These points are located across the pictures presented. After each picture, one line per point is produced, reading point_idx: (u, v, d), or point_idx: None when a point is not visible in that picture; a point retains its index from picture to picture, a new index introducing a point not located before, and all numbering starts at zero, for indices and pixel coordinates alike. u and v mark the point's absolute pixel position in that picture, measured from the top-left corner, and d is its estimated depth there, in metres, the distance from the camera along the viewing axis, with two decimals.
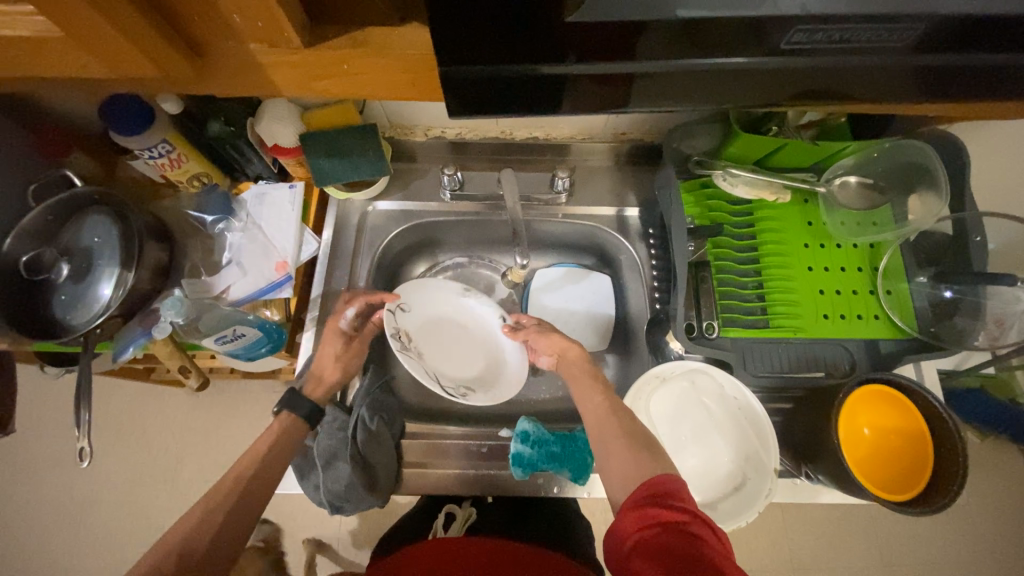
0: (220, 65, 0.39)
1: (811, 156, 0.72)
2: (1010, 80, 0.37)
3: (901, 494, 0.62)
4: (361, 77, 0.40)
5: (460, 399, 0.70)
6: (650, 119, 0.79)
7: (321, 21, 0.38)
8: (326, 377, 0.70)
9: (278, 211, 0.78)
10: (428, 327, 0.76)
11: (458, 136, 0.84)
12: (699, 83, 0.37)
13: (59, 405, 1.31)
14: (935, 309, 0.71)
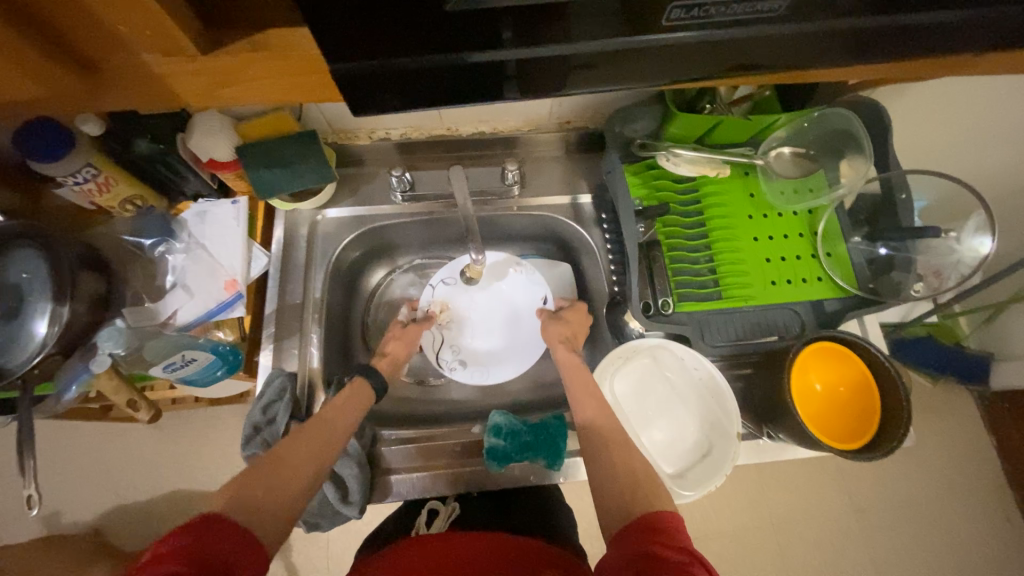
0: (118, 78, 0.37)
1: (746, 130, 0.74)
2: (926, 37, 0.37)
3: (854, 441, 0.66)
4: (268, 81, 0.39)
5: (446, 370, 0.78)
6: (592, 106, 0.80)
7: (218, 24, 0.37)
8: (391, 352, 0.75)
9: (222, 228, 0.75)
10: (470, 298, 0.82)
11: (404, 136, 0.83)
12: (634, 60, 0.37)
13: (8, 456, 1.22)
14: (872, 266, 0.76)
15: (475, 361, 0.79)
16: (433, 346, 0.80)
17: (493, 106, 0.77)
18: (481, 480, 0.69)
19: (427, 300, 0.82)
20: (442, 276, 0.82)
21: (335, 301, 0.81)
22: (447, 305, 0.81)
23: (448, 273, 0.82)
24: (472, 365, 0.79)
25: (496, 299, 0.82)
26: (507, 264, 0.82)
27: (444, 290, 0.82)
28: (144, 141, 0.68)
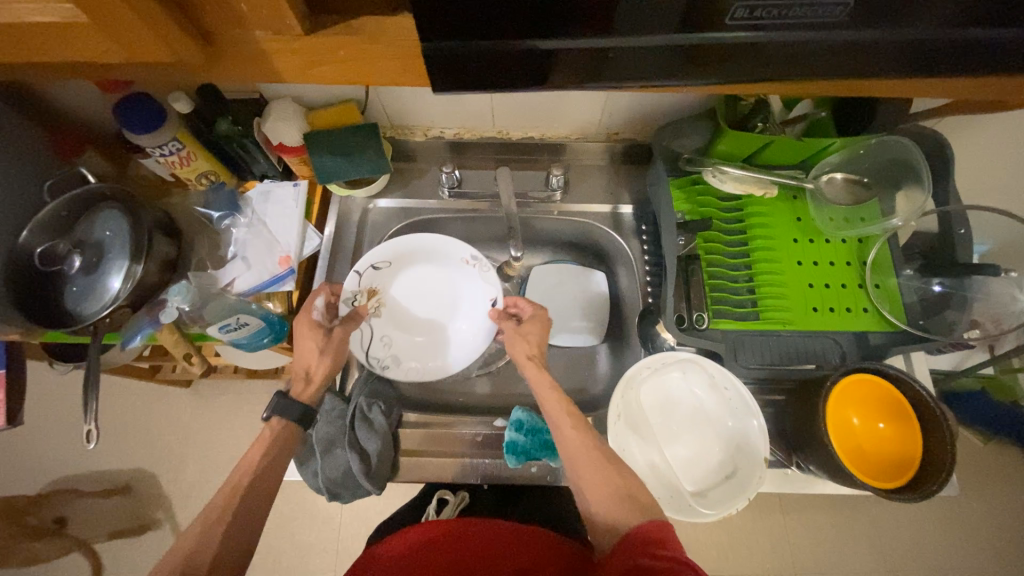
0: (230, 53, 0.41)
1: (798, 152, 0.73)
2: (1002, 53, 0.37)
3: (891, 481, 0.63)
4: (356, 63, 0.42)
5: (377, 368, 0.73)
6: (642, 118, 0.81)
7: (321, 12, 0.41)
8: (316, 376, 0.65)
9: (282, 208, 0.81)
10: (400, 291, 0.78)
11: (457, 136, 0.86)
12: (691, 58, 0.38)
13: (66, 403, 1.33)
14: (926, 303, 0.73)
15: (408, 359, 0.75)
16: (361, 342, 0.74)
17: (545, 112, 0.80)
18: (498, 474, 0.70)
19: (352, 289, 0.75)
20: (371, 262, 0.76)
21: None
22: (376, 292, 0.76)
23: (375, 257, 0.76)
24: (407, 363, 0.75)
25: (434, 293, 0.79)
26: (452, 259, 0.79)
27: (371, 276, 0.77)
28: (226, 121, 0.74)
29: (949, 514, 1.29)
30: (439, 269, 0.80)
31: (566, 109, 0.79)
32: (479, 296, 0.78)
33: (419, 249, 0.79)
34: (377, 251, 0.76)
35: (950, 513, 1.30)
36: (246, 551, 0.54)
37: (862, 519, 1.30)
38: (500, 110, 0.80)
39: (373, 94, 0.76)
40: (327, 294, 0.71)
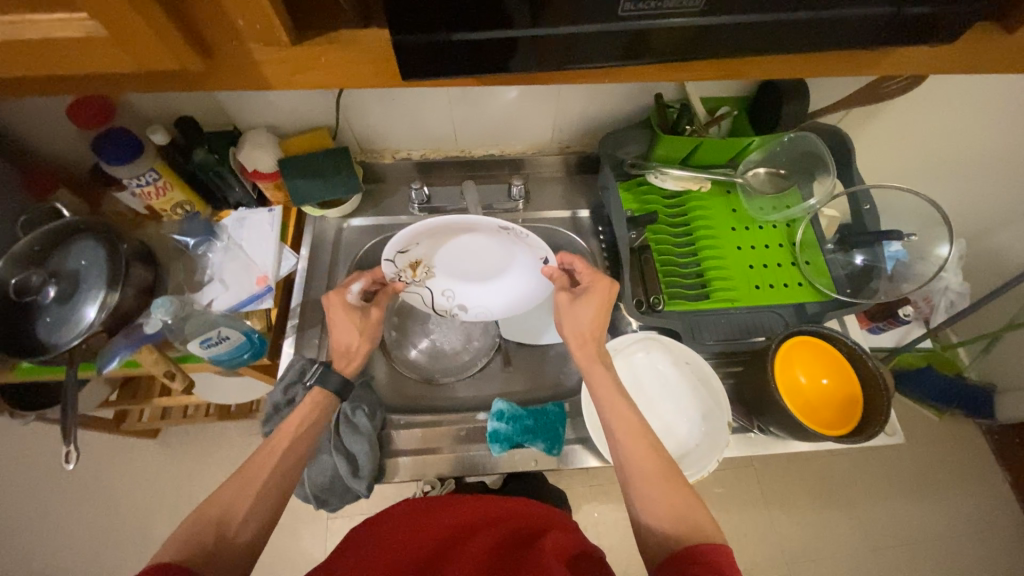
0: (230, 63, 0.43)
1: (725, 152, 0.84)
2: (900, 29, 0.43)
3: (840, 427, 0.70)
4: (336, 71, 0.45)
5: (449, 315, 0.83)
6: (588, 131, 0.91)
7: (303, 25, 0.44)
8: (355, 352, 0.71)
9: (258, 232, 0.84)
10: (444, 251, 0.80)
11: (423, 157, 0.93)
12: (633, 42, 0.43)
13: (35, 459, 1.30)
14: (851, 275, 0.83)
15: (474, 302, 0.82)
16: (423, 299, 0.82)
17: (501, 131, 0.88)
18: (483, 464, 0.73)
19: (394, 267, 0.77)
20: (397, 246, 0.76)
21: None
22: (417, 262, 0.79)
23: (397, 243, 0.76)
24: (473, 308, 0.82)
25: (480, 247, 0.81)
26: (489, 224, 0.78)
27: (406, 253, 0.78)
28: (201, 149, 0.78)
29: (915, 484, 1.37)
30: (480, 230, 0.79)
31: (522, 126, 0.88)
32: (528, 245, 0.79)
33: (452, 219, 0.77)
34: (400, 238, 0.75)
35: (918, 484, 1.37)
36: (263, 532, 0.55)
37: (839, 500, 1.35)
38: (461, 130, 0.87)
39: (342, 120, 0.83)
40: (366, 280, 0.76)
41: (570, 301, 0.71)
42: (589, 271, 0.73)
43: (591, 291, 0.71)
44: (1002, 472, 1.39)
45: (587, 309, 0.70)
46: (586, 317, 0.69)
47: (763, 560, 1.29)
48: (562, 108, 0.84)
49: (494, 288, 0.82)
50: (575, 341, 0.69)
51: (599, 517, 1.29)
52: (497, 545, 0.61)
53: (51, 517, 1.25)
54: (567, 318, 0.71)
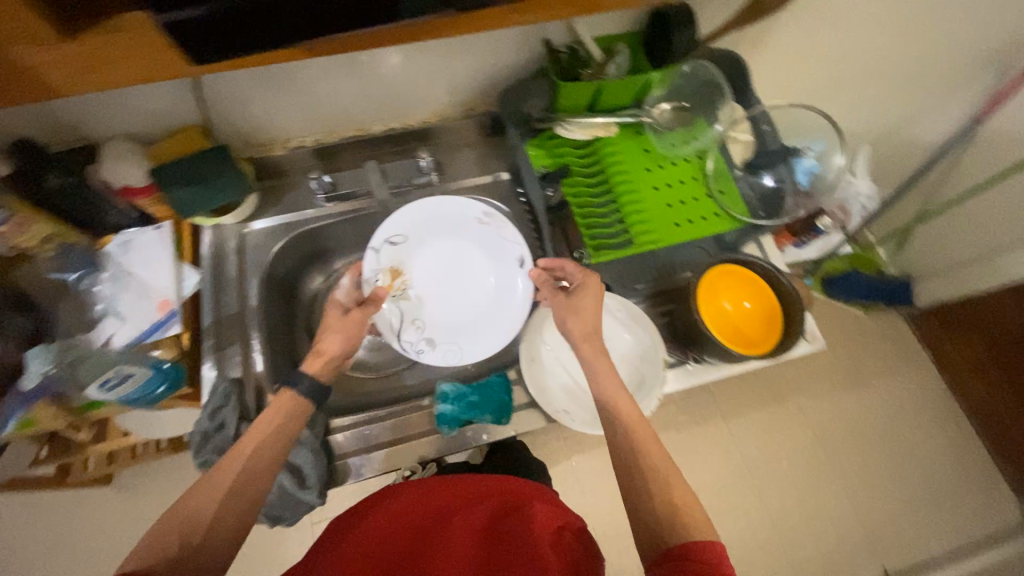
0: (9, 68, 0.39)
1: (628, 91, 0.81)
2: None
3: (771, 341, 0.72)
4: (136, 56, 0.40)
5: (415, 353, 0.77)
6: (490, 88, 0.86)
7: (78, 7, 0.37)
8: (326, 350, 0.68)
9: (149, 254, 0.77)
10: (417, 269, 0.82)
11: (319, 142, 0.86)
12: None
13: None
14: (761, 195, 0.86)
15: (444, 339, 0.79)
16: (392, 324, 0.79)
17: (396, 101, 0.83)
18: (435, 449, 0.73)
19: (374, 269, 0.80)
20: (387, 237, 0.81)
21: (272, 308, 0.83)
22: (397, 271, 0.81)
23: (389, 233, 0.81)
24: (443, 344, 0.78)
25: (453, 273, 0.82)
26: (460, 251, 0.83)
27: (392, 248, 0.81)
28: (56, 175, 0.69)
29: (851, 377, 1.50)
30: (454, 257, 0.83)
31: (417, 94, 0.82)
32: (502, 273, 0.81)
33: (432, 224, 0.83)
34: (385, 227, 0.80)
35: (854, 375, 1.50)
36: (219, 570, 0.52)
37: (789, 404, 1.46)
38: (352, 106, 0.81)
39: (216, 113, 0.76)
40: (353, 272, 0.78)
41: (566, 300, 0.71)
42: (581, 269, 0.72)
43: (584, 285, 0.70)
44: (924, 351, 1.53)
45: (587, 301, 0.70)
46: (587, 309, 0.69)
47: (730, 473, 1.40)
48: (453, 66, 0.78)
49: (466, 324, 0.80)
50: (580, 336, 0.69)
51: (576, 466, 1.34)
52: (487, 519, 0.63)
53: None
54: (568, 314, 0.70)
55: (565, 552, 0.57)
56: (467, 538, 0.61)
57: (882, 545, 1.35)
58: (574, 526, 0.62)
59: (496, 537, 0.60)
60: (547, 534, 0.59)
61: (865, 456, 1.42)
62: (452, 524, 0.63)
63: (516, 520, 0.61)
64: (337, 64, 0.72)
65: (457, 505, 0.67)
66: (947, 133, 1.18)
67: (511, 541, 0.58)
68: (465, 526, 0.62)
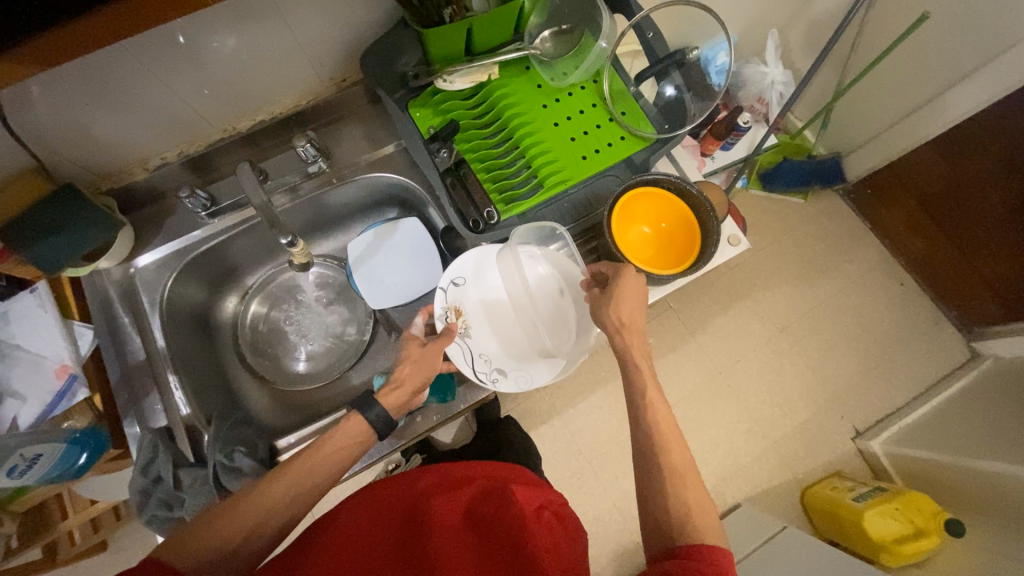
0: None
1: (501, 25, 0.74)
2: None
3: (696, 244, 0.72)
4: None
5: (490, 383, 0.74)
6: (354, 54, 0.77)
7: None
8: (403, 380, 0.69)
9: (30, 320, 0.69)
10: (484, 303, 0.78)
11: (183, 154, 0.78)
12: None
13: None
14: (664, 107, 0.82)
15: (515, 366, 0.75)
16: (463, 359, 0.74)
17: (253, 92, 0.74)
18: (389, 440, 0.76)
19: (442, 308, 0.76)
20: (450, 278, 0.77)
21: (186, 343, 0.78)
22: (462, 310, 0.76)
23: (453, 273, 0.77)
24: (515, 371, 0.75)
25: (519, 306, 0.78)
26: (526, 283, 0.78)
27: (460, 288, 0.77)
28: None
29: (797, 264, 1.55)
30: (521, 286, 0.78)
31: (274, 79, 0.74)
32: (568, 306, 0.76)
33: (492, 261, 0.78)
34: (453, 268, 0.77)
35: (802, 261, 1.55)
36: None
37: (746, 304, 1.51)
38: (205, 108, 0.72)
39: (46, 152, 0.66)
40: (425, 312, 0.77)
41: (603, 295, 0.68)
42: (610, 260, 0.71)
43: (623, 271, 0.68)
44: (864, 223, 1.58)
45: (630, 291, 0.67)
46: (632, 300, 0.67)
47: (703, 380, 1.45)
48: (302, 38, 0.70)
49: (535, 351, 0.76)
50: (613, 328, 0.67)
51: (558, 412, 1.38)
52: (473, 500, 0.62)
53: None
54: (606, 310, 0.67)
55: (551, 528, 0.60)
56: (452, 518, 0.60)
57: (848, 410, 1.45)
58: (554, 503, 0.64)
59: (481, 518, 0.60)
60: (534, 513, 0.60)
61: (822, 334, 1.50)
62: (433, 502, 0.61)
63: (501, 500, 0.61)
64: (160, 63, 0.62)
65: (440, 487, 0.65)
66: None
67: (499, 517, 0.59)
68: (449, 505, 0.61)
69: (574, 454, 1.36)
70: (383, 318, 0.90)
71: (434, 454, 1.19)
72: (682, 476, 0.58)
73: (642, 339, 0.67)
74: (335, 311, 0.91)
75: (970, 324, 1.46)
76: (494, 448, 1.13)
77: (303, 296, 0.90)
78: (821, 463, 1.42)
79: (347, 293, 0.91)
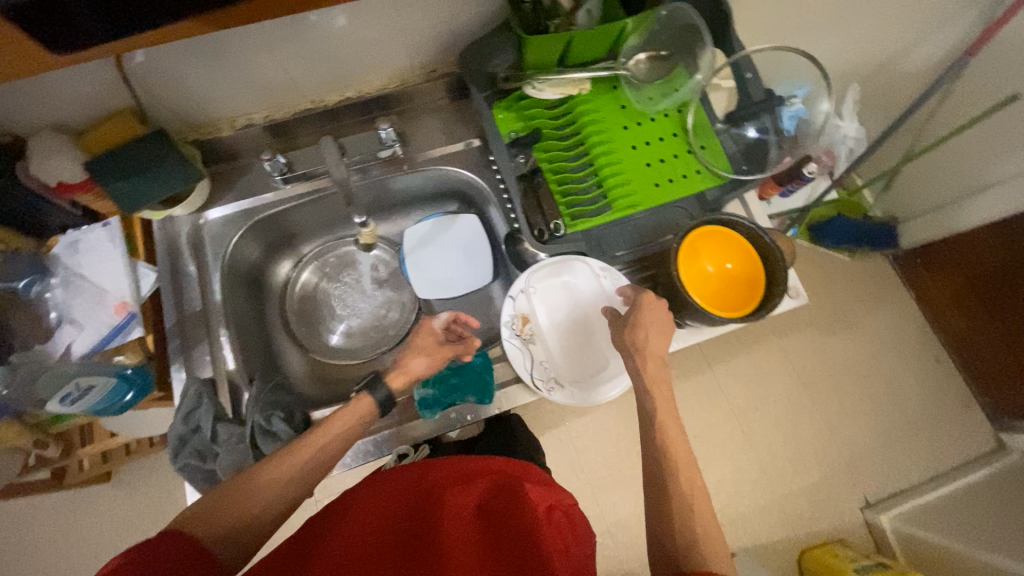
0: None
1: (599, 42, 0.75)
2: None
3: (759, 292, 0.71)
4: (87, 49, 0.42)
5: (546, 393, 0.72)
6: (449, 48, 0.78)
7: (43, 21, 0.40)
8: (412, 371, 0.73)
9: (99, 253, 0.72)
10: (553, 312, 0.75)
11: (269, 119, 0.79)
12: None
13: None
14: (745, 148, 0.82)
15: (575, 379, 0.73)
16: (523, 364, 0.73)
17: (347, 70, 0.76)
18: (421, 432, 0.75)
19: (509, 313, 0.74)
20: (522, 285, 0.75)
21: (239, 301, 0.79)
22: (530, 317, 0.74)
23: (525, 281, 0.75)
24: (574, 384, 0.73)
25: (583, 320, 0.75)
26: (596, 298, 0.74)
27: (529, 296, 0.75)
28: None
29: (832, 322, 1.51)
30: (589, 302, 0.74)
31: (370, 58, 0.75)
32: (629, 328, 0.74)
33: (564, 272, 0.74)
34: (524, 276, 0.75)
35: (838, 319, 1.52)
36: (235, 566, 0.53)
37: (774, 354, 1.49)
38: (301, 78, 0.74)
39: (148, 96, 0.68)
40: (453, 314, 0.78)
41: (624, 318, 0.68)
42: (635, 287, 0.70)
43: (648, 300, 0.67)
44: (909, 292, 1.54)
45: (653, 318, 0.67)
46: (653, 328, 0.66)
47: (718, 420, 1.44)
48: (406, 26, 0.71)
49: (595, 366, 0.74)
50: (632, 349, 0.66)
51: (569, 427, 1.37)
52: (483, 494, 0.61)
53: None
54: (626, 331, 0.67)
55: (560, 529, 0.59)
56: (464, 509, 0.59)
57: (861, 478, 1.41)
58: (564, 504, 0.64)
59: (493, 513, 0.59)
60: (544, 513, 0.60)
61: (847, 396, 1.46)
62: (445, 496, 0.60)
63: (513, 499, 0.60)
64: (271, 33, 0.65)
65: (450, 479, 0.64)
66: (937, 66, 1.12)
67: (511, 516, 0.58)
68: (461, 498, 0.60)
69: (578, 471, 1.35)
70: (427, 307, 0.91)
71: (443, 448, 1.18)
72: (690, 501, 0.57)
73: (662, 369, 0.65)
74: (382, 292, 0.92)
75: (1001, 413, 1.42)
76: (503, 452, 1.12)
77: (356, 273, 0.92)
78: (824, 527, 1.38)
79: (397, 275, 0.93)
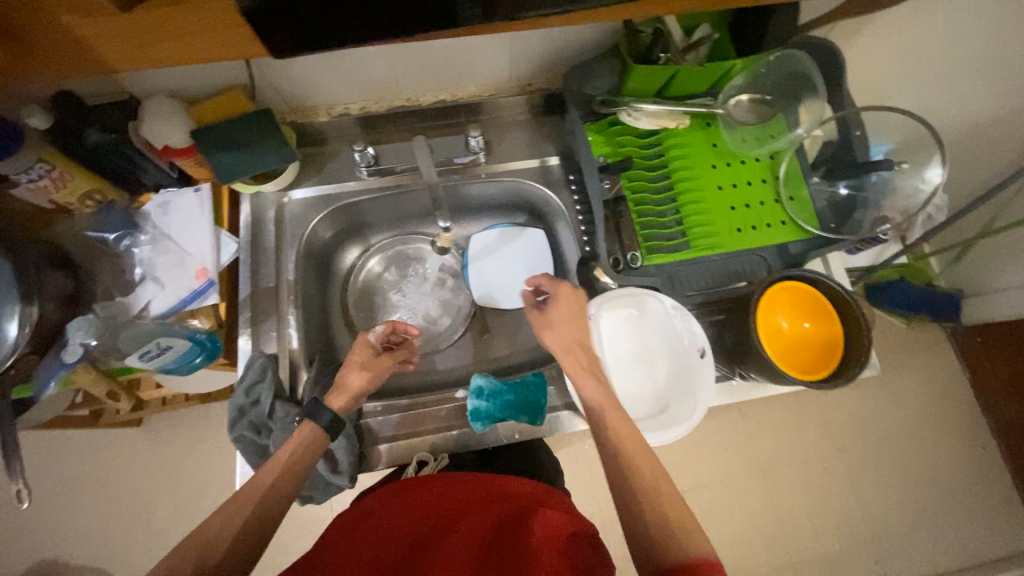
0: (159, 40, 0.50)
1: (703, 79, 0.74)
2: None
3: (833, 353, 0.70)
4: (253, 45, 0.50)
5: None
6: (549, 65, 0.79)
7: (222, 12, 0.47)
8: (351, 386, 0.68)
9: (187, 218, 0.74)
10: (615, 342, 0.74)
11: (364, 111, 0.81)
12: None
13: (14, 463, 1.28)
14: (834, 206, 0.79)
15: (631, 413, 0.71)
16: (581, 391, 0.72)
17: (448, 74, 0.77)
18: (466, 440, 0.75)
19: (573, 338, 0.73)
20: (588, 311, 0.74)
21: (307, 281, 0.81)
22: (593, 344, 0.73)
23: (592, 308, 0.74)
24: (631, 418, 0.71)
25: (642, 354, 0.74)
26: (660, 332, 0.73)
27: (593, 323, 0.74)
28: (94, 129, 0.66)
29: (878, 388, 1.45)
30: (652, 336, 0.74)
31: (472, 66, 0.76)
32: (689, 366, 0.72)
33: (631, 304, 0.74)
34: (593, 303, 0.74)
35: (885, 387, 1.45)
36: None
37: (812, 411, 1.43)
38: (404, 77, 0.76)
39: (261, 78, 0.71)
40: (388, 326, 0.76)
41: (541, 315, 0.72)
42: (554, 282, 0.73)
43: (560, 295, 0.71)
44: (964, 371, 1.46)
45: (561, 315, 0.70)
46: (562, 321, 0.69)
47: (741, 470, 1.39)
48: (514, 41, 0.72)
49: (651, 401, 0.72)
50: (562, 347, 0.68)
51: None
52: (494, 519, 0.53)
53: (46, 515, 1.26)
54: (544, 326, 0.70)
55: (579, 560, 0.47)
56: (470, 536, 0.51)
57: (886, 556, 1.34)
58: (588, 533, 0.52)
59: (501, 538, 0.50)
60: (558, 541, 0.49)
61: (882, 467, 1.40)
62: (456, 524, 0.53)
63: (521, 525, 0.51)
64: None
65: (468, 501, 0.57)
66: None
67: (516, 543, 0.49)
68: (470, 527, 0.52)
69: None
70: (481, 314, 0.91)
71: None
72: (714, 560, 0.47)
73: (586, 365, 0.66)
74: (440, 293, 0.92)
75: None
76: None
77: (419, 269, 0.92)
78: None
79: (458, 279, 0.93)
